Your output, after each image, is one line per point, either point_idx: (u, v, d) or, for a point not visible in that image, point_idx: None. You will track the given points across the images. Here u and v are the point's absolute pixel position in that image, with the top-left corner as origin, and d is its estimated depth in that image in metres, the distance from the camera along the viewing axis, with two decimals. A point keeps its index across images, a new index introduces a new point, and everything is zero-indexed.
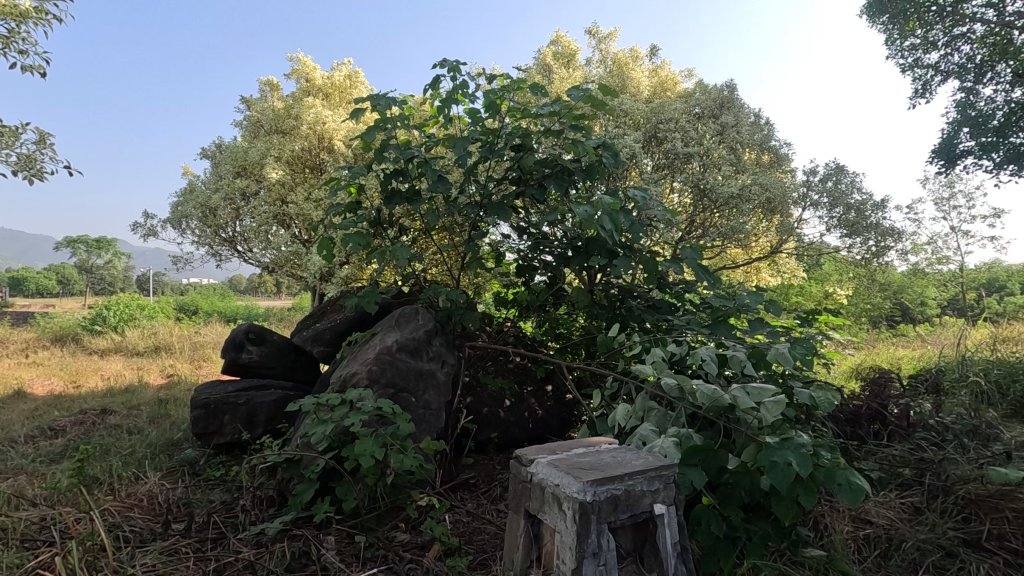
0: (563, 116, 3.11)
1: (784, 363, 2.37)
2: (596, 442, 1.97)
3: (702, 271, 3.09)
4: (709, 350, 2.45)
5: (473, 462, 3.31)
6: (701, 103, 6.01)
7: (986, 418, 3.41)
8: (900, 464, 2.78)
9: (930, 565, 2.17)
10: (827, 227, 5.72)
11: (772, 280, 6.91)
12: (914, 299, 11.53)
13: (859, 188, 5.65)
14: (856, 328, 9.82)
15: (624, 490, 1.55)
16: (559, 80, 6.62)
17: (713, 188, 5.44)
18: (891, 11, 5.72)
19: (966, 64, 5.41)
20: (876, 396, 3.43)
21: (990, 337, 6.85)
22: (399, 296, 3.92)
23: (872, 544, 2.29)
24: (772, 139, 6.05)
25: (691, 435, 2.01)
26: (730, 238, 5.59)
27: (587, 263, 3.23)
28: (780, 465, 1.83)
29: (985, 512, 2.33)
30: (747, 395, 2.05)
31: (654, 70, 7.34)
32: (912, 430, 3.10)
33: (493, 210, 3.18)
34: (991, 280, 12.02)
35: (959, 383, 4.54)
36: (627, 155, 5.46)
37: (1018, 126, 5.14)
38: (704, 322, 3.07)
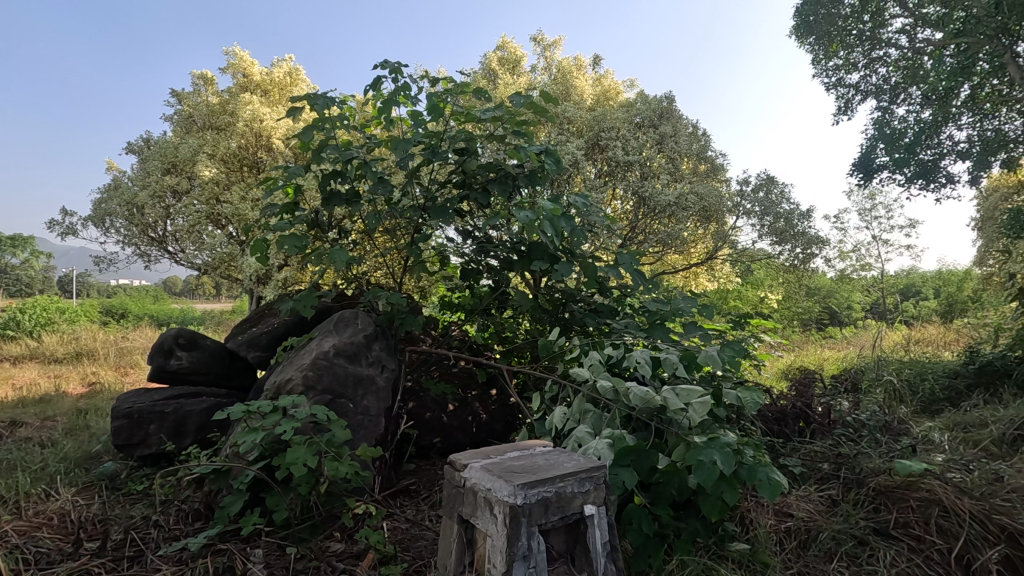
0: (506, 121, 3.13)
1: (714, 365, 2.47)
2: (531, 446, 1.99)
3: (640, 276, 3.18)
4: (644, 353, 2.52)
5: (414, 468, 3.27)
6: (642, 112, 6.19)
7: (897, 416, 3.67)
8: (819, 460, 2.95)
9: (844, 555, 2.31)
10: (758, 234, 6.01)
11: (709, 284, 7.20)
12: (841, 304, 12.32)
13: (788, 199, 5.98)
14: (787, 330, 10.35)
15: (555, 492, 1.57)
16: (504, 86, 6.67)
17: (652, 197, 5.66)
18: (817, 32, 6.06)
19: (883, 85, 5.83)
20: (801, 396, 3.63)
21: (905, 340, 7.39)
22: (339, 299, 3.83)
23: (792, 536, 2.42)
24: (708, 150, 6.32)
25: (624, 437, 2.06)
26: (668, 244, 5.80)
27: (529, 267, 3.26)
28: (706, 464, 1.90)
29: (893, 502, 2.52)
30: (677, 397, 2.12)
31: (597, 79, 7.53)
32: (831, 428, 3.30)
33: (436, 214, 3.16)
34: (908, 286, 12.98)
35: (875, 382, 4.87)
36: (569, 161, 5.58)
37: (926, 144, 5.57)
38: (642, 325, 3.16)
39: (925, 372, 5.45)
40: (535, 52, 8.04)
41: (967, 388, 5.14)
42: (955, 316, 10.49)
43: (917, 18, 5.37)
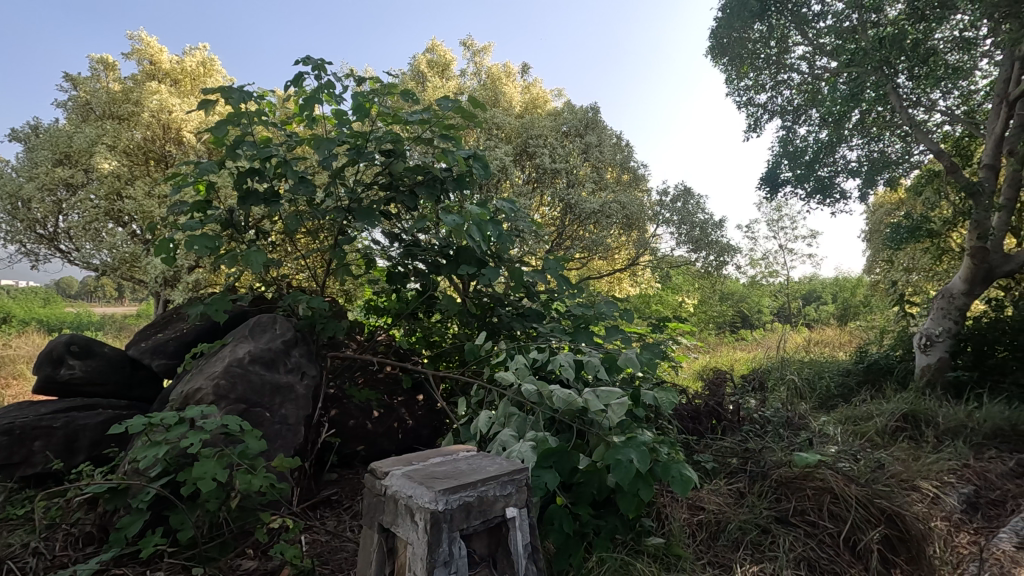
0: (434, 125, 3.10)
1: (633, 367, 2.56)
2: (455, 451, 1.99)
3: (564, 281, 3.26)
4: (568, 356, 2.58)
5: (336, 477, 3.17)
6: (568, 122, 6.36)
7: (797, 412, 3.98)
8: (729, 455, 3.13)
9: (749, 543, 2.47)
10: (676, 242, 6.33)
11: (631, 289, 7.50)
12: (752, 308, 13.19)
13: (703, 209, 6.35)
14: (704, 333, 10.96)
15: (477, 496, 1.58)
16: (432, 88, 6.62)
17: (577, 204, 5.83)
18: (730, 54, 6.46)
19: (787, 106, 6.33)
20: (714, 395, 3.86)
21: (805, 341, 8.04)
22: (257, 303, 3.64)
23: (704, 528, 2.56)
24: (631, 160, 6.61)
25: (547, 439, 2.10)
26: (593, 250, 5.98)
27: (456, 271, 3.25)
28: (624, 462, 1.97)
29: (792, 491, 2.73)
30: (597, 399, 2.19)
31: (526, 86, 7.65)
32: (740, 424, 3.53)
33: (361, 216, 3.08)
34: (810, 292, 14.12)
35: (779, 381, 5.26)
36: (497, 167, 5.63)
37: (824, 162, 6.10)
38: (567, 329, 3.24)
39: (822, 371, 5.95)
40: (464, 57, 8.03)
41: (856, 385, 5.68)
42: (849, 319, 11.52)
43: (815, 47, 5.88)
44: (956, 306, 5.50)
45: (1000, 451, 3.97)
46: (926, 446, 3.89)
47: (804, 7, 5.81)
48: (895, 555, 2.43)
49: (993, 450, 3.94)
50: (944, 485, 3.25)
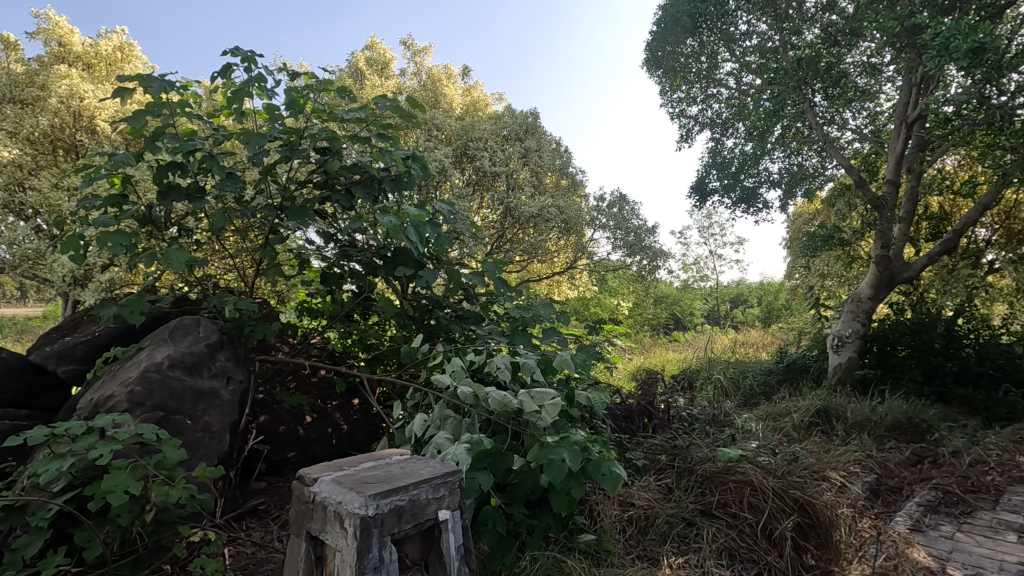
0: (371, 124, 3.04)
1: (567, 369, 2.62)
2: (388, 456, 1.96)
3: (502, 284, 3.28)
4: (504, 358, 2.61)
5: (264, 486, 3.05)
6: (509, 126, 6.43)
7: (722, 410, 4.20)
8: (658, 452, 3.25)
9: (675, 536, 2.59)
10: (612, 247, 6.53)
11: (570, 292, 7.65)
12: (684, 311, 13.78)
13: (637, 215, 6.59)
14: (639, 335, 11.35)
15: (408, 500, 1.57)
16: (371, 87, 6.49)
17: (516, 207, 5.92)
18: (664, 67, 6.75)
19: (716, 118, 6.68)
20: (646, 394, 4.01)
21: (732, 342, 8.50)
22: (179, 304, 3.44)
23: (633, 523, 2.65)
24: (570, 166, 6.77)
25: (482, 440, 2.11)
26: (532, 253, 6.07)
27: (393, 273, 3.20)
28: (556, 462, 2.02)
29: (716, 486, 2.87)
30: (531, 400, 2.22)
31: (467, 88, 7.66)
32: (670, 422, 3.67)
33: (293, 214, 2.98)
34: (738, 296, 14.90)
35: (707, 381, 5.53)
36: (437, 168, 5.60)
37: (749, 173, 6.47)
38: (504, 332, 3.27)
39: (746, 371, 6.30)
40: (404, 56, 7.94)
41: (776, 383, 6.06)
42: (772, 321, 12.27)
43: (742, 65, 6.23)
44: (864, 309, 5.97)
45: (898, 441, 4.35)
46: (835, 439, 4.20)
47: (732, 26, 6.12)
48: (807, 541, 2.61)
49: (893, 441, 4.32)
50: (851, 474, 3.53)
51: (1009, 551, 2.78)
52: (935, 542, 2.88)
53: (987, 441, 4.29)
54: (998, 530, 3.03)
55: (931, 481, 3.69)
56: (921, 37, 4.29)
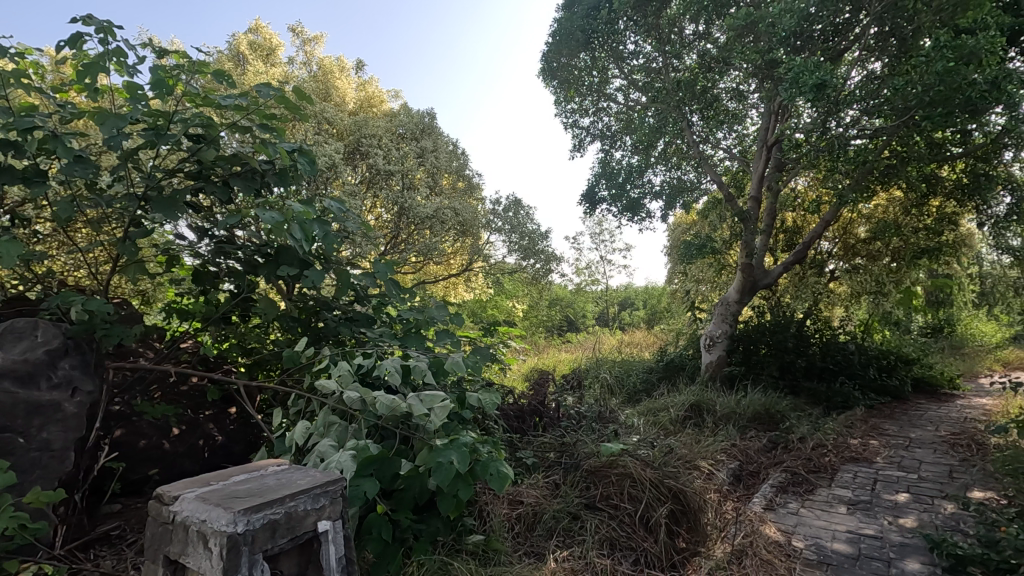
0: (252, 112, 2.83)
1: (458, 371, 2.61)
2: (264, 467, 1.85)
3: (394, 285, 3.20)
4: (394, 361, 2.54)
5: (119, 509, 2.73)
6: (404, 124, 6.34)
7: (608, 407, 4.43)
8: (547, 450, 3.35)
9: (561, 530, 2.68)
10: (507, 250, 6.66)
11: (466, 294, 7.69)
12: (577, 313, 14.39)
13: (532, 220, 6.78)
14: (534, 337, 11.68)
15: (284, 513, 1.48)
16: (254, 73, 6.07)
17: (411, 208, 5.88)
18: (559, 78, 7.02)
19: (606, 131, 7.06)
20: (538, 394, 4.12)
21: (619, 343, 9.02)
22: (12, 305, 2.98)
23: (522, 521, 2.71)
24: (466, 168, 6.82)
25: (367, 446, 2.03)
26: (427, 255, 6.03)
27: (275, 273, 3.00)
28: (444, 464, 2.01)
29: (601, 479, 3.02)
30: (420, 403, 2.19)
31: (362, 83, 7.41)
32: (559, 420, 3.80)
33: (160, 206, 2.68)
34: (626, 299, 15.81)
35: (594, 380, 5.82)
36: (326, 164, 5.37)
37: (634, 184, 6.89)
38: (396, 334, 3.20)
39: (630, 369, 6.72)
40: (293, 44, 7.51)
41: (655, 380, 6.52)
42: (655, 323, 13.20)
43: (628, 82, 6.64)
44: (732, 312, 6.60)
45: (757, 430, 4.86)
46: (705, 430, 4.60)
47: (621, 45, 6.45)
48: (678, 526, 2.84)
49: (753, 431, 4.82)
50: (718, 462, 3.88)
51: (841, 522, 3.20)
52: (783, 518, 3.26)
53: (827, 427, 4.93)
54: (833, 504, 3.49)
55: (783, 465, 4.16)
56: (777, 71, 4.84)
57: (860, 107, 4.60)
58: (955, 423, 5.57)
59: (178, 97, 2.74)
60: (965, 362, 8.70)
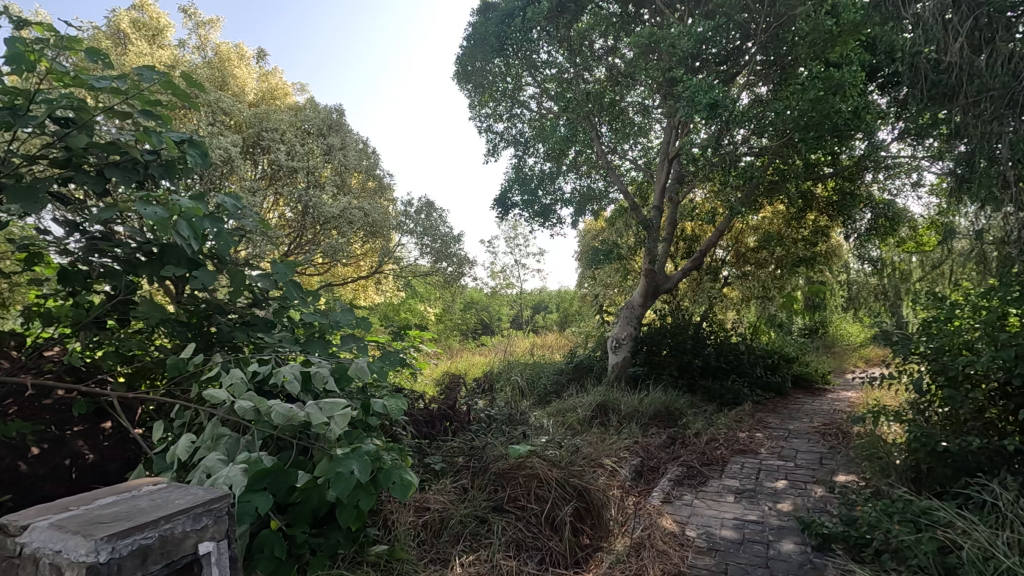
0: (132, 97, 2.56)
1: (362, 378, 2.52)
2: (139, 487, 1.68)
3: (295, 288, 3.03)
4: (293, 368, 2.42)
5: None
6: (311, 120, 6.08)
7: (518, 409, 4.48)
8: (456, 454, 3.33)
9: (468, 535, 2.68)
10: (419, 253, 6.58)
11: (376, 297, 7.49)
12: (492, 316, 14.52)
13: (445, 223, 6.75)
14: (448, 340, 11.61)
15: (158, 537, 1.35)
16: (137, 54, 5.55)
17: (316, 207, 5.66)
18: (474, 82, 7.06)
19: (519, 137, 7.19)
20: (449, 398, 4.08)
21: (531, 346, 9.19)
22: None
23: (428, 528, 2.68)
24: (377, 168, 6.67)
25: (261, 459, 1.93)
26: (333, 256, 5.81)
27: (159, 273, 2.72)
28: (344, 474, 1.94)
29: (508, 481, 3.05)
30: (319, 411, 2.10)
31: (264, 73, 7.00)
32: (469, 424, 3.79)
33: (17, 195, 2.35)
34: (541, 303, 16.14)
35: (505, 383, 5.88)
36: (221, 157, 5.02)
37: (547, 190, 7.02)
38: (298, 339, 3.03)
39: (541, 372, 6.86)
40: (185, 26, 6.94)
41: (564, 381, 6.70)
42: (567, 325, 13.60)
43: (541, 91, 6.81)
44: (636, 315, 6.95)
45: (657, 427, 5.13)
46: (610, 429, 4.79)
47: (534, 54, 6.58)
48: (582, 523, 2.94)
49: (654, 427, 5.09)
50: (621, 459, 4.04)
51: (728, 510, 3.46)
52: (679, 510, 3.47)
53: (718, 422, 5.31)
54: (722, 494, 3.76)
55: (680, 459, 4.42)
56: (676, 88, 5.17)
57: (749, 127, 5.01)
58: (826, 415, 6.22)
59: (41, 74, 2.41)
60: (835, 360, 9.74)
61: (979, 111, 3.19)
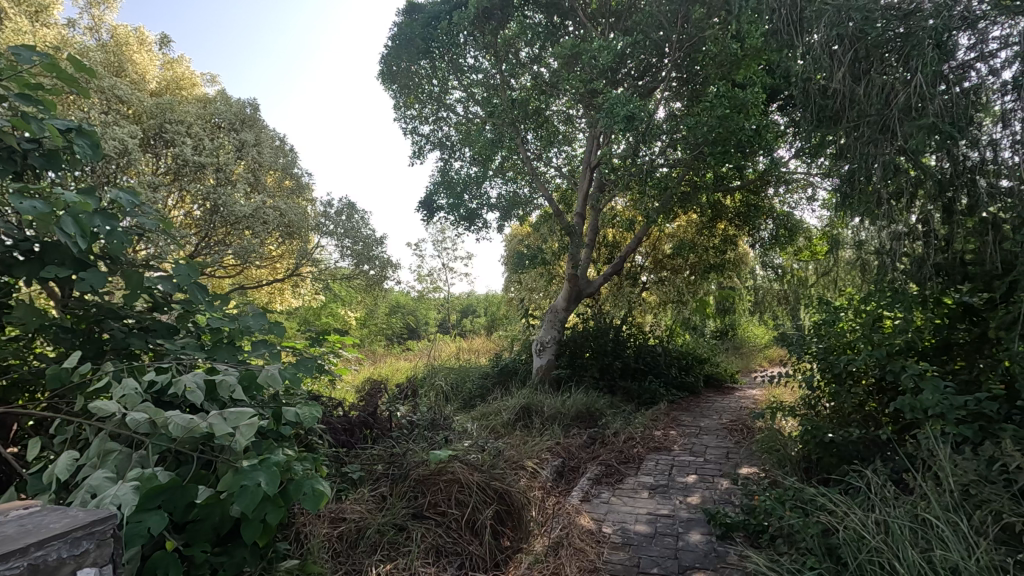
0: (6, 79, 2.29)
1: (273, 385, 2.39)
2: (8, 511, 1.53)
3: (200, 290, 2.82)
4: (196, 376, 2.26)
5: None
6: (222, 114, 5.76)
7: (442, 414, 4.45)
8: (375, 462, 3.25)
9: (386, 544, 2.63)
10: (340, 255, 6.42)
11: (295, 301, 7.20)
12: (419, 321, 14.37)
13: (367, 225, 6.61)
14: (372, 345, 11.37)
15: (27, 566, 1.23)
16: (15, 32, 5.00)
17: (226, 206, 5.37)
18: (399, 83, 6.96)
19: (445, 140, 7.17)
20: (369, 404, 3.98)
21: (457, 349, 9.17)
22: None
23: (343, 539, 2.59)
24: (294, 167, 6.43)
25: (155, 475, 1.79)
26: (244, 258, 5.57)
27: (39, 275, 2.43)
28: (250, 487, 1.84)
29: (429, 487, 3.02)
30: (224, 422, 1.98)
31: (169, 60, 6.53)
32: (390, 430, 3.71)
33: None
34: (470, 306, 16.13)
35: (429, 389, 5.83)
36: (115, 149, 4.64)
37: (473, 194, 7.03)
38: (204, 346, 2.84)
39: (466, 376, 6.86)
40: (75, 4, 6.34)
41: (489, 385, 6.74)
42: (494, 329, 13.70)
43: (467, 96, 6.83)
44: (560, 319, 7.10)
45: (578, 428, 5.26)
46: (533, 431, 4.87)
47: (461, 58, 6.59)
48: (503, 525, 2.98)
49: (575, 428, 5.22)
50: (542, 460, 4.11)
51: (642, 506, 3.61)
52: (596, 508, 3.58)
53: (636, 422, 5.53)
54: (637, 490, 3.91)
55: (599, 458, 4.57)
56: (596, 99, 5.35)
57: (665, 140, 5.28)
58: (733, 412, 6.64)
59: None
60: (743, 360, 10.43)
61: (859, 134, 3.55)
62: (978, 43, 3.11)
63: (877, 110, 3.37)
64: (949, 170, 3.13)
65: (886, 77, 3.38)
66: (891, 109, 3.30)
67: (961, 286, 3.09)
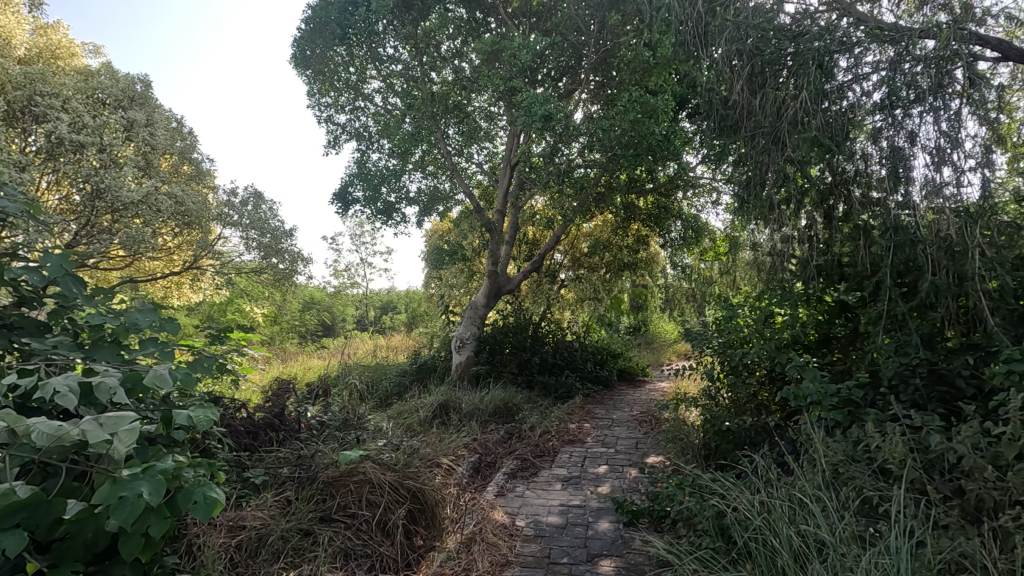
0: None
1: (162, 387, 2.17)
2: None
3: (76, 282, 2.53)
4: (68, 379, 2.02)
5: None
6: (106, 89, 5.22)
7: (355, 413, 4.31)
8: (281, 465, 3.08)
9: (290, 550, 2.52)
10: (245, 247, 6.06)
11: (195, 295, 6.72)
12: (335, 317, 13.85)
13: (276, 216, 6.28)
14: (283, 343, 10.84)
15: None
16: None
17: (111, 190, 4.90)
18: (313, 69, 6.64)
19: (362, 130, 6.94)
20: (276, 404, 3.77)
21: (374, 346, 8.94)
22: None
23: (243, 548, 2.46)
24: (194, 151, 5.98)
25: (12, 490, 1.56)
26: (130, 247, 5.10)
27: None
28: (129, 500, 1.68)
29: (339, 488, 2.92)
30: (99, 428, 1.78)
31: (42, 24, 5.82)
32: (298, 432, 3.54)
33: None
34: (389, 302, 15.75)
35: (342, 387, 5.64)
36: None
37: (391, 187, 6.85)
38: (82, 344, 2.55)
39: (382, 374, 6.71)
40: None
41: (406, 382, 6.63)
42: (415, 326, 13.49)
43: (385, 85, 6.64)
44: (479, 315, 7.11)
45: (496, 423, 5.30)
46: (450, 428, 4.84)
47: (379, 48, 6.40)
48: (416, 524, 2.94)
49: (492, 424, 5.25)
50: (459, 457, 4.09)
51: (555, 497, 3.70)
52: (511, 502, 3.62)
53: (552, 415, 5.65)
54: (551, 482, 4.00)
55: (515, 453, 4.62)
56: (516, 97, 5.39)
57: (582, 141, 5.43)
58: (643, 404, 6.96)
59: None
60: (654, 355, 10.94)
61: (756, 143, 3.81)
62: (853, 66, 3.42)
63: (770, 122, 3.64)
64: (829, 180, 3.43)
65: (779, 91, 3.65)
66: (782, 121, 3.58)
67: (839, 286, 3.41)
